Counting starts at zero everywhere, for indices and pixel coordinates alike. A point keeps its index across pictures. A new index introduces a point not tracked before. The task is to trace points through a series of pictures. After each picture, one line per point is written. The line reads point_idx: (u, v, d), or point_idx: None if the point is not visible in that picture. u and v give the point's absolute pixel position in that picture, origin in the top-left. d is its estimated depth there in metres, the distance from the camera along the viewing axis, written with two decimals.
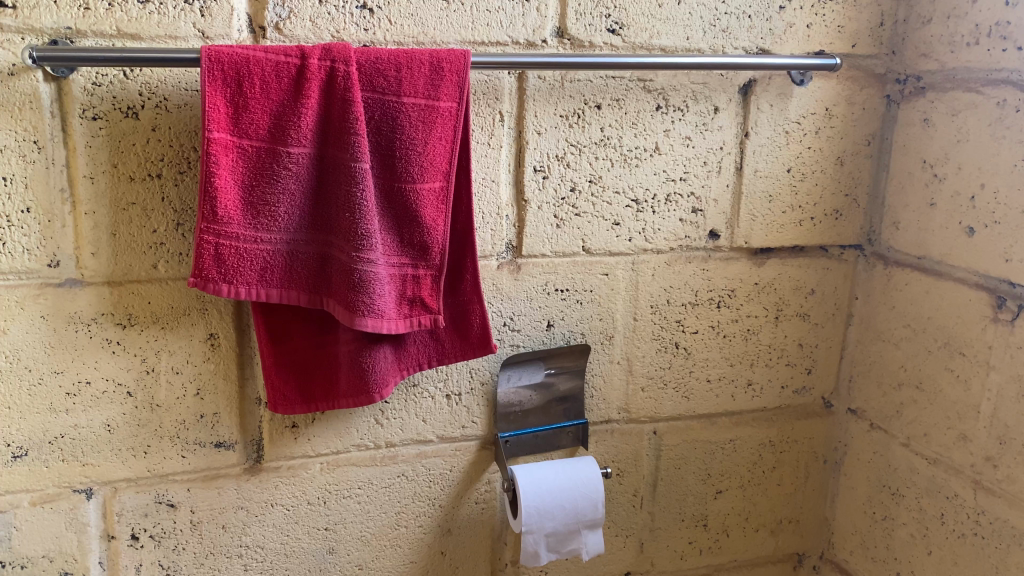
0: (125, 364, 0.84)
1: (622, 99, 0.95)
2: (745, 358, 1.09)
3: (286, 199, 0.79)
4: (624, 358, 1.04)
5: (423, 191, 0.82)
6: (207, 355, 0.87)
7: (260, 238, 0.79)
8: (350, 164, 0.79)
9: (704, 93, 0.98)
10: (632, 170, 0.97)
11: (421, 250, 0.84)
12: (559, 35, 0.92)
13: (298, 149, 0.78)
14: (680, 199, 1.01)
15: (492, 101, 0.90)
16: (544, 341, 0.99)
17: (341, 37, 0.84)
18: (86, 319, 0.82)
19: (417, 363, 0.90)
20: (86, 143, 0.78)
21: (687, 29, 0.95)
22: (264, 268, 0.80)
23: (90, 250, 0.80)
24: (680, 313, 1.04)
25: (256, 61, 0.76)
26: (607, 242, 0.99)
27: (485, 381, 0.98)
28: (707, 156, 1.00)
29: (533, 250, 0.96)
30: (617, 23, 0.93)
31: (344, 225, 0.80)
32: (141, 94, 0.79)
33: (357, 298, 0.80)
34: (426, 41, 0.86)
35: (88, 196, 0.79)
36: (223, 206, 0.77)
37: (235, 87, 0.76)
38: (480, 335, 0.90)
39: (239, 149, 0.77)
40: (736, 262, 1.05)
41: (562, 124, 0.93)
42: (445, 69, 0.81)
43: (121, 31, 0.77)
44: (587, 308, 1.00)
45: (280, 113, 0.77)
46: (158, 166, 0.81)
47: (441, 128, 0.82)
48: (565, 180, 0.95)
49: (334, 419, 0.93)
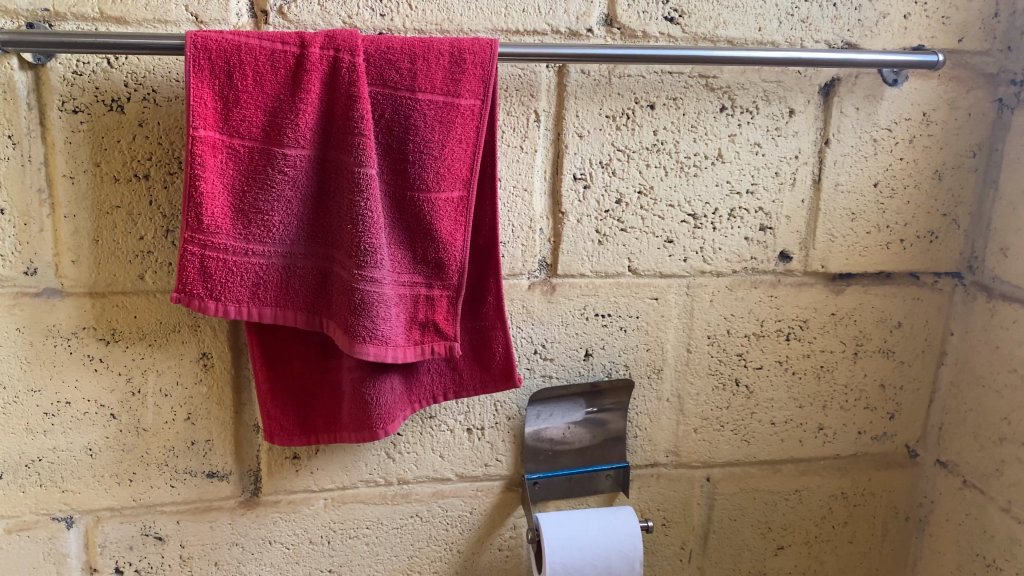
0: (108, 383, 0.76)
1: (681, 98, 0.82)
2: (815, 399, 0.95)
3: (283, 206, 0.69)
4: (674, 395, 0.91)
5: (439, 202, 0.72)
6: (199, 377, 0.78)
7: (252, 251, 0.69)
8: (354, 169, 0.68)
9: (777, 93, 0.84)
10: (689, 180, 0.85)
11: (436, 268, 0.74)
12: (608, 23, 0.79)
13: (295, 151, 0.68)
14: (745, 214, 0.87)
15: (526, 98, 0.79)
16: (581, 373, 0.88)
17: (354, 23, 0.73)
18: (65, 333, 0.74)
19: (432, 395, 0.79)
20: (66, 138, 0.70)
21: (760, 18, 0.82)
22: (256, 284, 0.70)
23: (70, 257, 0.72)
24: (742, 345, 0.91)
25: (249, 50, 0.66)
26: (657, 262, 0.86)
27: (512, 415, 0.87)
28: (780, 166, 0.87)
29: (571, 269, 0.84)
30: (677, 10, 0.80)
31: (347, 239, 0.70)
32: (126, 85, 0.70)
33: (358, 322, 0.70)
34: (452, 29, 0.75)
35: (68, 197, 0.71)
36: (209, 214, 0.67)
37: (225, 79, 0.66)
38: (503, 366, 0.79)
39: (228, 150, 0.67)
40: (810, 288, 0.92)
41: (607, 126, 0.81)
42: (468, 61, 0.70)
43: (105, 14, 0.68)
44: (632, 337, 0.88)
45: (276, 109, 0.68)
46: (146, 166, 0.72)
47: (462, 129, 0.71)
48: (611, 191, 0.83)
49: (340, 451, 0.83)
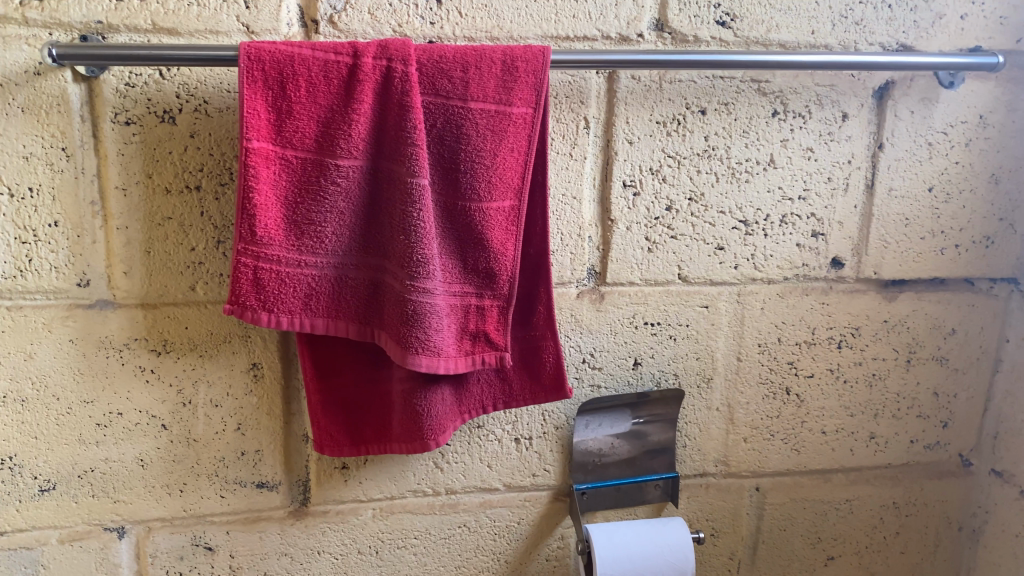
0: (160, 394, 0.76)
1: (732, 103, 0.81)
2: (867, 407, 0.94)
3: (335, 217, 0.69)
4: (723, 404, 0.90)
5: (491, 212, 0.71)
6: (249, 388, 0.78)
7: (305, 262, 0.69)
8: (407, 179, 0.68)
9: (831, 97, 0.83)
10: (740, 186, 0.83)
11: (487, 278, 0.73)
12: (659, 28, 0.78)
13: (348, 162, 0.67)
14: (797, 220, 0.86)
15: (576, 105, 0.78)
16: (629, 382, 0.87)
17: (404, 32, 0.73)
18: (117, 345, 0.74)
19: (482, 406, 0.78)
20: (118, 150, 0.70)
21: (813, 21, 0.80)
22: (309, 295, 0.70)
23: (122, 269, 0.72)
24: (793, 353, 0.90)
25: (302, 61, 0.66)
26: (707, 269, 0.85)
27: (560, 424, 0.86)
28: (832, 171, 0.85)
29: (620, 277, 0.83)
30: (728, 14, 0.79)
31: (398, 249, 0.70)
32: (178, 96, 0.70)
33: (411, 334, 0.69)
34: (501, 36, 0.75)
35: (120, 209, 0.71)
36: (262, 225, 0.67)
37: (279, 90, 0.66)
38: (554, 376, 0.78)
39: (282, 161, 0.67)
40: (863, 295, 0.90)
41: (658, 132, 0.80)
42: (520, 69, 0.69)
43: (157, 26, 0.68)
44: (681, 345, 0.87)
45: (329, 120, 0.67)
46: (197, 177, 0.72)
47: (514, 138, 0.71)
48: (661, 198, 0.82)
49: (389, 462, 0.83)
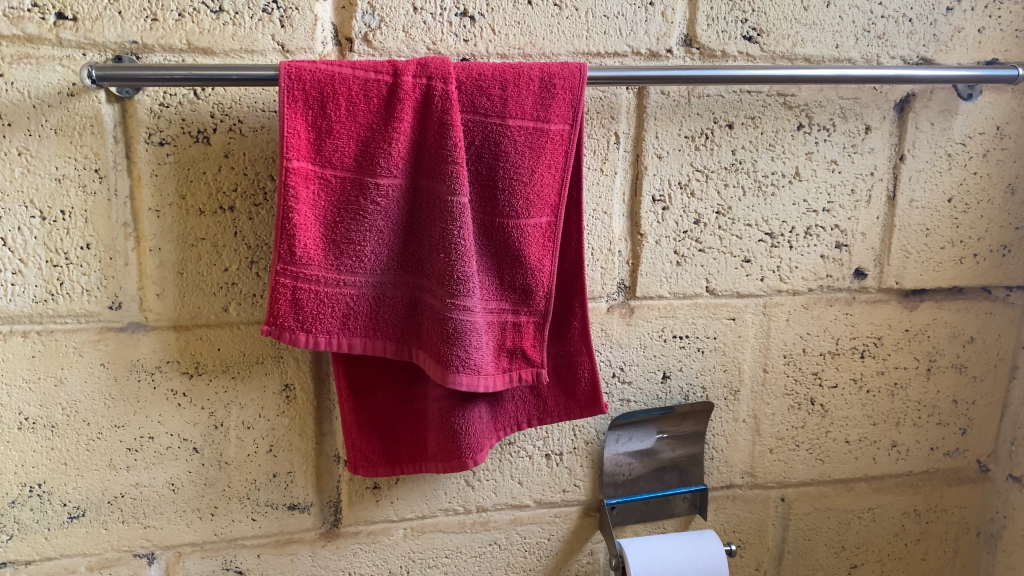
0: (192, 417, 0.75)
1: (759, 116, 0.81)
2: (889, 416, 0.94)
3: (374, 236, 0.68)
4: (750, 416, 0.90)
5: (528, 228, 0.71)
6: (281, 409, 0.77)
7: (343, 281, 0.69)
8: (447, 197, 0.67)
9: (854, 110, 0.84)
10: (766, 200, 0.84)
11: (524, 294, 0.73)
12: (687, 43, 0.79)
13: (388, 181, 0.67)
14: (822, 232, 0.86)
15: (607, 120, 0.78)
16: (658, 396, 0.87)
17: (438, 49, 0.73)
18: (149, 368, 0.73)
19: (516, 423, 0.78)
20: (152, 171, 0.69)
21: (837, 36, 0.81)
22: (347, 315, 0.69)
23: (155, 290, 0.71)
24: (818, 363, 0.90)
25: (343, 80, 0.65)
26: (734, 282, 0.85)
27: (590, 439, 0.86)
28: (856, 183, 0.86)
29: (649, 290, 0.83)
30: (755, 29, 0.79)
31: (438, 267, 0.69)
32: (213, 116, 0.69)
33: (451, 352, 0.69)
34: (534, 53, 0.75)
35: (153, 230, 0.70)
36: (302, 245, 0.67)
37: (319, 109, 0.66)
38: (588, 392, 0.77)
39: (321, 180, 0.67)
40: (884, 305, 0.91)
41: (686, 147, 0.80)
42: (557, 86, 0.69)
43: (192, 45, 0.67)
44: (709, 358, 0.87)
45: (369, 138, 0.67)
46: (231, 197, 0.71)
47: (551, 154, 0.71)
48: (689, 212, 0.82)
49: (420, 481, 0.82)
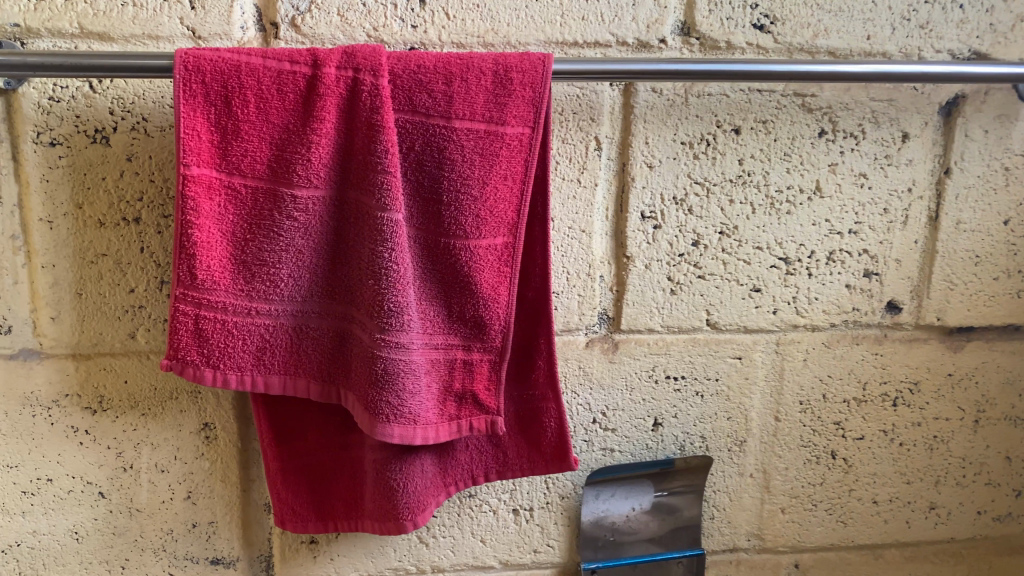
0: (96, 458, 0.65)
1: (772, 120, 0.68)
2: (927, 474, 0.80)
3: (293, 258, 0.58)
4: (758, 471, 0.77)
5: (479, 251, 0.60)
6: (200, 451, 0.67)
7: (256, 310, 0.58)
8: (377, 213, 0.56)
9: (888, 114, 0.70)
10: (781, 219, 0.71)
11: (476, 328, 0.62)
12: (684, 32, 0.66)
13: (307, 192, 0.56)
14: (847, 257, 0.73)
15: (586, 122, 0.66)
16: (648, 446, 0.74)
17: (381, 37, 0.62)
18: (45, 401, 0.64)
19: (471, 476, 0.66)
20: (42, 176, 0.59)
21: (869, 24, 0.68)
22: (262, 349, 0.59)
23: (49, 313, 0.62)
24: (840, 412, 0.77)
25: (252, 71, 0.55)
26: (741, 315, 0.72)
27: (566, 494, 0.74)
28: (889, 201, 0.72)
29: (637, 322, 0.71)
30: (768, 16, 0.66)
31: (367, 297, 0.58)
32: (112, 112, 0.59)
33: (380, 397, 0.58)
34: (497, 41, 0.63)
35: (45, 244, 0.61)
36: (204, 267, 0.56)
37: (223, 106, 0.55)
38: (556, 445, 0.65)
39: (228, 191, 0.56)
40: (923, 344, 0.77)
41: (683, 154, 0.68)
42: (515, 81, 0.58)
43: (85, 29, 0.57)
44: (709, 404, 0.74)
45: (284, 142, 0.56)
46: (136, 208, 0.61)
47: (507, 163, 0.59)
48: (687, 231, 0.70)
49: (364, 536, 0.71)
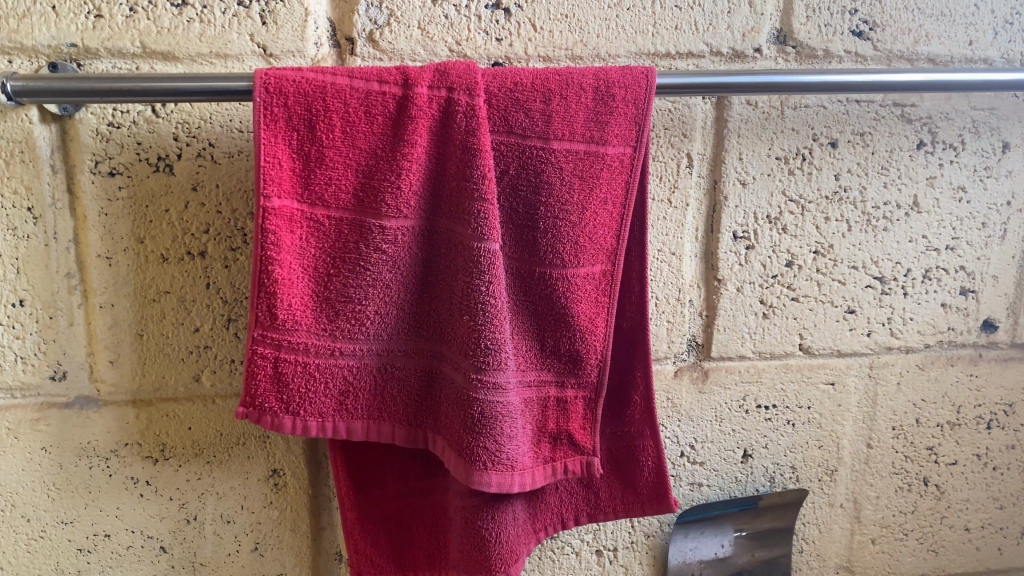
0: (157, 511, 0.61)
1: (870, 132, 0.64)
2: (1020, 498, 0.77)
3: (379, 293, 0.53)
4: (849, 501, 0.73)
5: (578, 281, 0.55)
6: (269, 500, 0.62)
7: (340, 351, 0.53)
8: (472, 244, 0.52)
9: (989, 123, 0.66)
10: (877, 236, 0.67)
11: (572, 363, 0.57)
12: (780, 41, 0.62)
13: (396, 223, 0.51)
14: (943, 275, 0.69)
15: (678, 138, 0.62)
16: (737, 478, 0.70)
17: (464, 51, 0.57)
18: (103, 452, 0.59)
19: (561, 520, 0.62)
20: (101, 209, 0.54)
21: (971, 29, 0.64)
22: (345, 392, 0.54)
23: (107, 357, 0.57)
24: (934, 437, 0.73)
25: (337, 93, 0.50)
26: (834, 338, 0.68)
27: (652, 532, 0.70)
28: (987, 215, 0.68)
29: (727, 349, 0.67)
30: (867, 22, 0.62)
31: (460, 334, 0.53)
32: (176, 138, 0.54)
33: (477, 443, 0.53)
34: (585, 54, 0.59)
35: (103, 282, 0.56)
36: (285, 306, 0.51)
37: (306, 131, 0.50)
38: (653, 484, 0.61)
39: (310, 222, 0.51)
40: (1019, 364, 0.73)
41: (777, 170, 0.63)
42: (617, 97, 0.53)
43: (147, 49, 0.52)
44: (800, 432, 0.70)
45: (372, 168, 0.51)
46: (202, 241, 0.56)
47: (607, 186, 0.55)
48: (780, 252, 0.65)
49: None
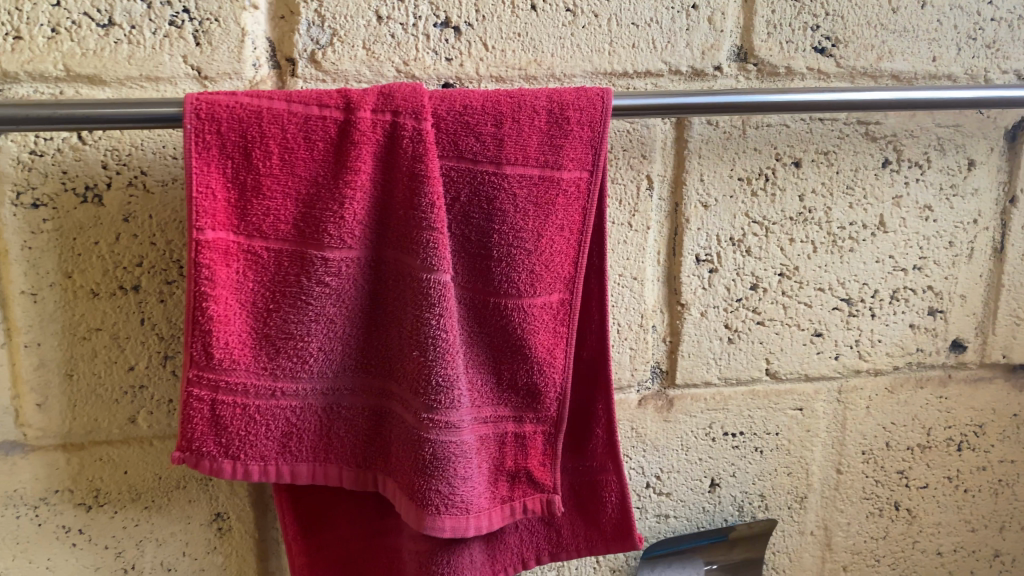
0: (92, 560, 0.57)
1: (834, 151, 0.63)
2: (992, 520, 0.75)
3: (323, 329, 0.50)
4: (819, 528, 0.71)
5: (534, 312, 0.52)
6: (213, 545, 0.59)
7: (282, 390, 0.50)
8: (421, 275, 0.49)
9: (954, 140, 0.65)
10: (843, 257, 0.65)
11: (529, 398, 0.54)
12: (741, 58, 0.60)
13: (340, 255, 0.49)
14: (911, 295, 0.67)
15: (637, 159, 0.59)
16: (705, 508, 0.68)
17: (411, 72, 0.54)
18: (31, 500, 0.55)
19: (521, 559, 0.59)
20: (24, 242, 0.51)
21: (934, 45, 0.63)
22: (289, 433, 0.51)
23: (35, 400, 0.53)
24: (904, 460, 0.72)
25: (274, 118, 0.47)
26: (802, 362, 0.67)
27: (618, 567, 0.68)
28: (954, 233, 0.67)
29: (693, 376, 0.65)
30: (829, 38, 0.61)
31: (410, 370, 0.51)
32: (105, 166, 0.51)
33: (428, 486, 0.50)
34: (540, 74, 0.56)
35: (29, 320, 0.52)
36: (222, 344, 0.48)
37: (242, 159, 0.47)
38: (616, 520, 0.59)
39: (248, 255, 0.48)
40: (988, 384, 0.72)
41: (740, 192, 0.61)
42: (572, 119, 0.51)
43: (72, 72, 0.49)
44: (769, 460, 0.68)
45: (312, 197, 0.48)
46: (135, 274, 0.53)
47: (564, 212, 0.52)
48: (745, 275, 0.63)
49: None
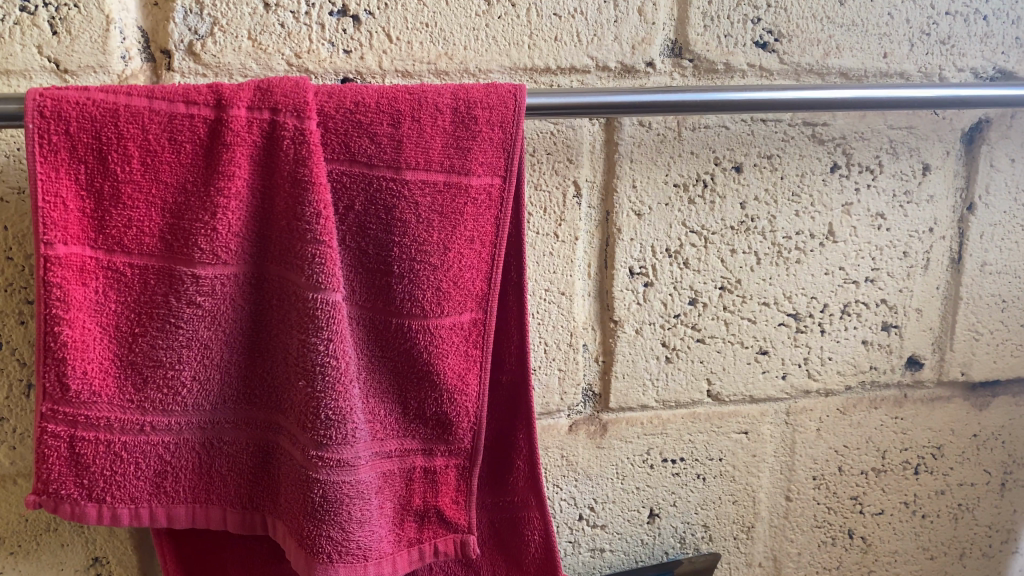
0: None
1: (778, 155, 0.58)
2: (951, 547, 0.71)
3: (198, 356, 0.44)
4: (767, 559, 0.67)
5: (441, 334, 0.47)
6: None
7: (153, 425, 0.44)
8: (307, 295, 0.43)
9: (908, 143, 0.60)
10: (790, 270, 0.60)
11: (439, 428, 0.49)
12: (675, 54, 0.55)
13: (214, 272, 0.43)
14: (864, 310, 0.63)
15: (563, 164, 0.54)
16: (643, 541, 0.64)
17: (305, 65, 0.49)
18: None
19: None
20: None
21: (885, 41, 0.58)
22: (163, 473, 0.45)
23: None
24: (858, 485, 0.67)
25: (133, 116, 0.41)
26: (747, 382, 0.62)
27: None
28: (909, 243, 0.62)
29: (628, 400, 0.60)
30: (771, 32, 0.56)
31: (298, 402, 0.45)
32: None
33: (319, 532, 0.45)
34: (451, 68, 0.51)
35: None
36: (79, 374, 0.42)
37: (96, 163, 0.41)
38: (541, 560, 0.54)
39: (108, 273, 0.42)
40: (946, 403, 0.67)
41: (676, 199, 0.56)
42: (481, 119, 0.45)
43: None
44: (712, 487, 0.64)
45: (181, 206, 0.42)
46: None
47: (473, 223, 0.47)
48: (683, 288, 0.58)
49: None
